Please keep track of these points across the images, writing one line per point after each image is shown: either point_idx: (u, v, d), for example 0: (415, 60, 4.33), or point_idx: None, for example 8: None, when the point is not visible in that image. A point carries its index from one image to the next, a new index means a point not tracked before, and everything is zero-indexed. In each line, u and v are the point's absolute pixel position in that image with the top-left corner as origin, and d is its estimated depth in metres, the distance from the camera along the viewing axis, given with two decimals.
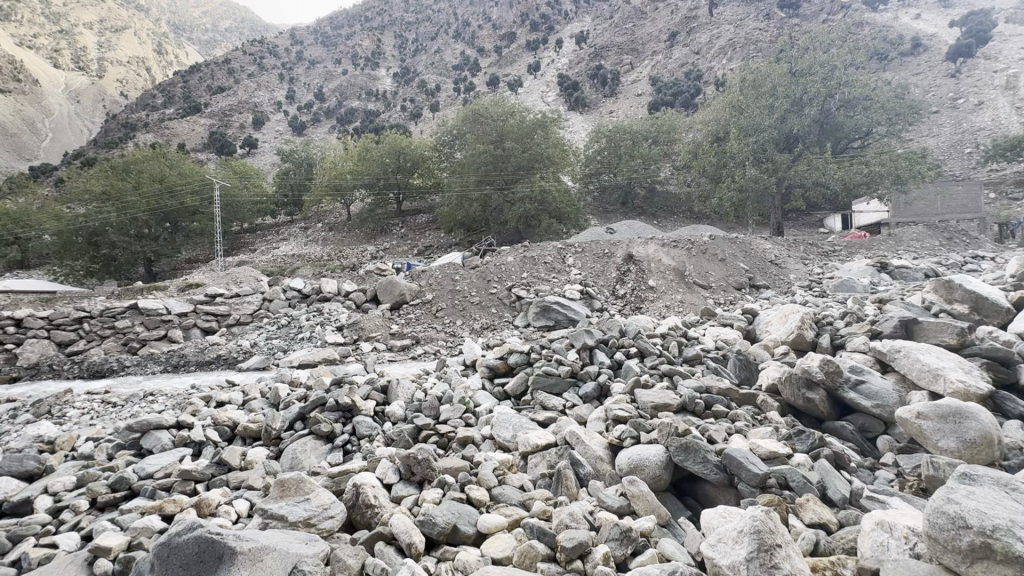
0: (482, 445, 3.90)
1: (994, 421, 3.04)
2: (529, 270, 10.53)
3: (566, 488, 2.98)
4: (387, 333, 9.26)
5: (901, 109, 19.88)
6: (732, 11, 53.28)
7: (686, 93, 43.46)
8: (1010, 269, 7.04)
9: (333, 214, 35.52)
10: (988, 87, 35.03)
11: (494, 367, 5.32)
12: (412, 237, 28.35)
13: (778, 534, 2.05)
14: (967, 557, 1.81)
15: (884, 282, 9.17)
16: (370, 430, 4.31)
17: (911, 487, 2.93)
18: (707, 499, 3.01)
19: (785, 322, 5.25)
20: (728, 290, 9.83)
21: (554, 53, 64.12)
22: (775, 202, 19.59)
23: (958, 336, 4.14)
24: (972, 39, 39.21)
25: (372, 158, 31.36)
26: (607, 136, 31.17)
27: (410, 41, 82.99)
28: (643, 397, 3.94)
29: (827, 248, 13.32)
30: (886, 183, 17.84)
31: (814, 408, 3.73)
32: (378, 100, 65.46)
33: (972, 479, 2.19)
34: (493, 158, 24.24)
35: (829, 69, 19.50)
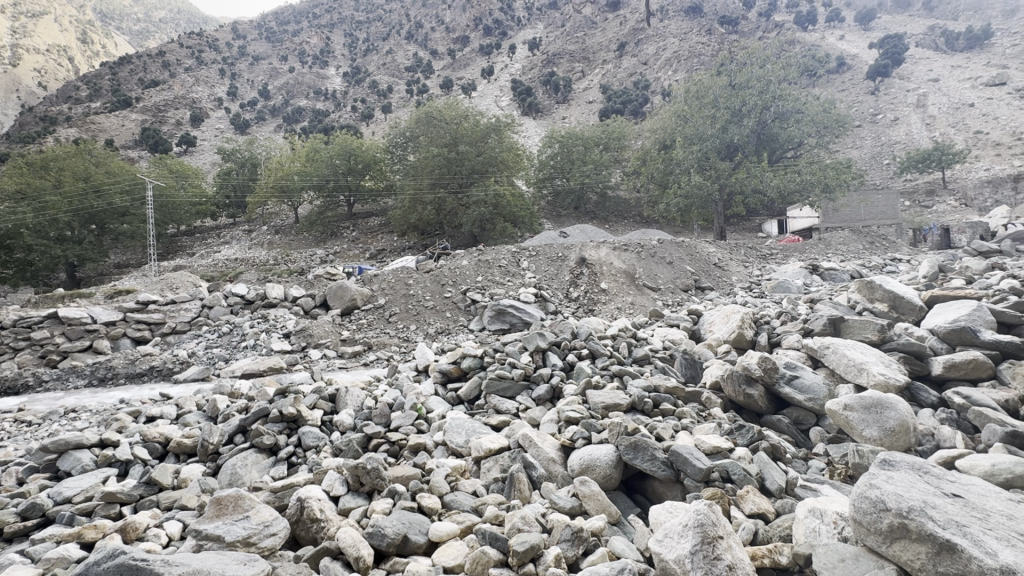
0: (434, 452, 3.85)
1: (909, 411, 3.31)
2: (483, 273, 10.51)
3: (518, 491, 2.98)
4: (337, 339, 8.94)
5: (828, 122, 21.43)
6: (676, 25, 55.77)
7: (634, 101, 44.83)
8: (920, 271, 7.74)
9: (280, 217, 34.12)
10: (902, 104, 38.38)
11: (447, 372, 5.27)
12: (364, 241, 27.69)
13: (720, 525, 2.12)
14: (886, 537, 1.95)
15: (815, 283, 9.82)
16: (317, 440, 4.15)
17: (840, 474, 3.13)
18: (656, 496, 3.09)
19: (727, 322, 5.50)
20: (676, 291, 10.21)
21: (507, 58, 64.60)
22: (718, 208, 20.47)
23: (878, 332, 4.47)
24: (888, 60, 42.82)
25: (322, 160, 30.40)
26: (560, 141, 31.79)
27: (361, 41, 81.23)
28: (595, 398, 4.01)
29: (765, 251, 14.10)
30: (816, 191, 19.16)
31: (753, 403, 3.93)
32: (328, 99, 63.61)
33: (891, 465, 2.37)
34: (447, 161, 24.18)
35: (765, 83, 20.54)
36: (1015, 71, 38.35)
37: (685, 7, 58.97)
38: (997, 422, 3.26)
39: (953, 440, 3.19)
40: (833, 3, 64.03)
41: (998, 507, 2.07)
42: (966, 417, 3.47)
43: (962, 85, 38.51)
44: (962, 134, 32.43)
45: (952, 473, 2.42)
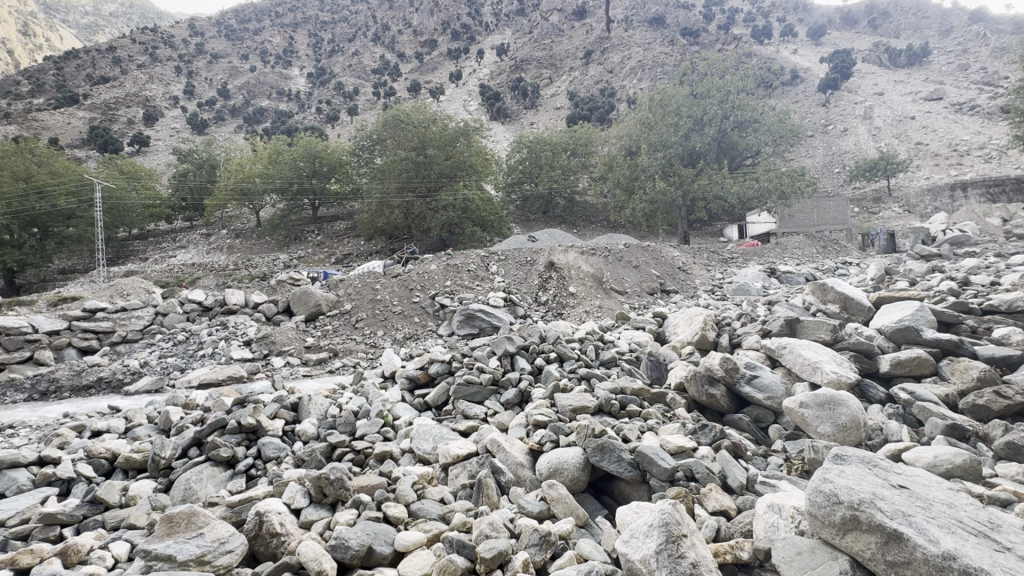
0: (401, 459, 3.78)
1: (859, 407, 3.48)
2: (452, 278, 10.44)
3: (486, 497, 2.95)
4: (301, 346, 8.69)
5: (783, 132, 22.37)
6: (640, 35, 57.31)
7: (601, 108, 45.51)
8: (868, 273, 8.16)
9: (240, 220, 32.99)
10: (851, 115, 40.52)
11: (414, 378, 5.19)
12: (329, 245, 27.10)
13: (684, 525, 2.15)
14: (839, 529, 2.03)
15: (773, 286, 10.21)
16: (278, 451, 4.00)
17: (796, 469, 3.24)
18: (623, 497, 3.12)
19: (690, 324, 5.65)
20: (643, 295, 10.41)
21: (474, 63, 64.74)
22: (682, 212, 21.02)
23: (831, 332, 4.67)
24: (838, 74, 45.19)
25: (285, 161, 29.80)
26: (528, 146, 32.02)
27: (326, 42, 79.68)
28: (562, 401, 4.03)
29: (726, 255, 14.55)
30: (773, 198, 19.94)
31: (715, 403, 4.05)
32: (291, 100, 62.06)
33: (843, 459, 2.47)
34: (415, 166, 23.89)
35: (725, 93, 21.25)
36: (951, 87, 41.05)
37: (648, 18, 60.63)
38: (938, 415, 3.45)
39: (899, 434, 3.36)
40: (786, 19, 67.09)
41: (940, 496, 2.19)
42: (912, 411, 3.65)
43: (904, 99, 41.00)
44: (904, 144, 34.45)
45: (897, 465, 2.55)
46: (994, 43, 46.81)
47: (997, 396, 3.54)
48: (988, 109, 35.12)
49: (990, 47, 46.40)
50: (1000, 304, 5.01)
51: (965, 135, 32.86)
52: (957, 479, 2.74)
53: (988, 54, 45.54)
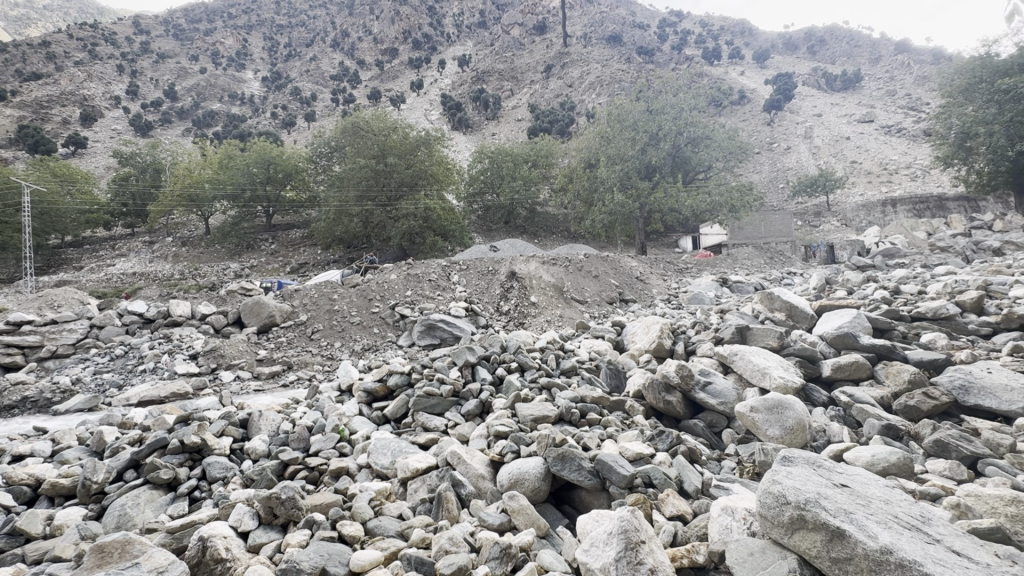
0: (358, 475, 3.67)
1: (804, 411, 3.64)
2: (412, 288, 10.30)
3: (446, 511, 2.90)
4: (253, 359, 8.31)
5: (733, 148, 23.38)
6: (598, 51, 59.12)
7: (561, 121, 46.17)
8: (811, 283, 8.67)
9: (187, 227, 31.44)
10: (793, 134, 43.20)
11: (372, 391, 5.06)
12: (284, 254, 26.18)
13: (641, 531, 2.19)
14: (788, 528, 2.10)
15: (725, 295, 10.65)
16: (224, 471, 3.79)
17: (747, 471, 3.36)
18: (583, 506, 3.13)
19: (648, 332, 5.79)
20: (602, 304, 10.60)
21: (436, 72, 64.77)
22: (639, 223, 21.65)
23: (778, 339, 4.91)
24: (781, 96, 48.14)
25: (237, 167, 28.78)
26: (490, 157, 32.24)
27: (282, 46, 77.76)
28: (523, 411, 4.02)
29: (681, 266, 15.03)
30: (723, 211, 20.80)
31: (672, 409, 4.14)
32: (244, 104, 60.06)
33: (790, 461, 2.58)
34: (375, 173, 23.49)
35: (678, 110, 22.07)
36: (881, 111, 44.47)
37: (606, 35, 62.71)
38: (874, 416, 3.66)
39: (841, 435, 3.55)
40: (734, 42, 70.88)
41: (878, 494, 2.32)
42: (851, 413, 3.86)
43: (840, 120, 44.06)
44: (841, 163, 36.97)
45: (840, 465, 2.68)
46: (916, 72, 51.19)
47: (925, 397, 3.79)
48: (912, 131, 38.31)
49: (913, 76, 50.70)
50: (926, 311, 5.43)
51: (894, 155, 35.62)
52: (892, 476, 2.91)
53: (911, 82, 49.72)
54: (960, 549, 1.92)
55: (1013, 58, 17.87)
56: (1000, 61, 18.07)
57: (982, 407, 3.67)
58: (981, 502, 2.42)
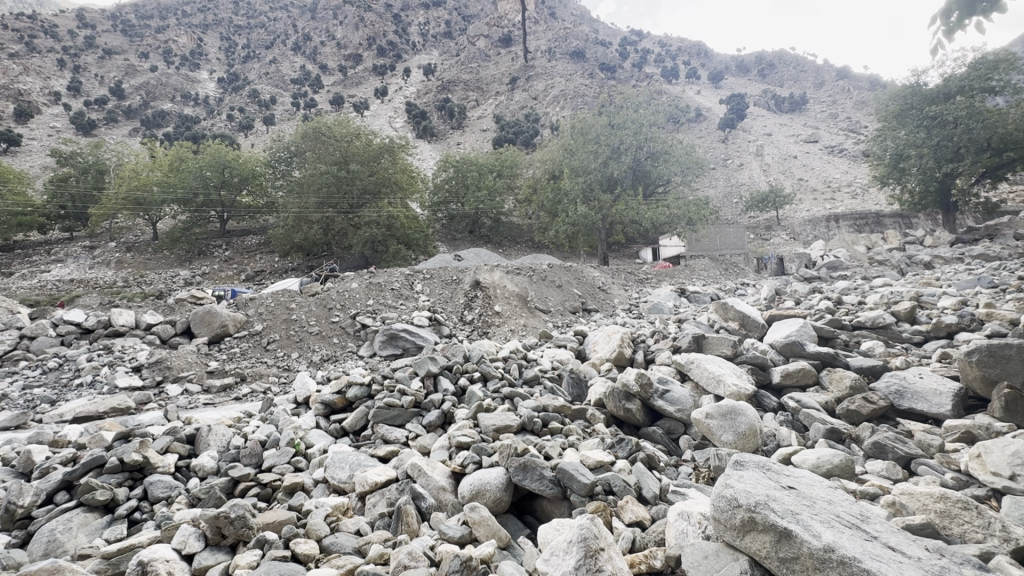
0: (313, 491, 3.56)
1: (755, 417, 3.78)
2: (375, 296, 10.13)
3: (405, 525, 2.84)
4: (203, 371, 7.91)
5: (689, 163, 24.24)
6: (562, 65, 60.44)
7: (525, 132, 46.67)
8: (762, 294, 9.11)
9: (132, 232, 29.81)
10: (746, 152, 45.38)
11: (330, 403, 4.92)
12: (239, 261, 25.19)
13: (601, 538, 2.21)
14: (739, 531, 2.17)
15: (683, 304, 11.02)
16: (168, 490, 3.59)
17: (703, 476, 3.46)
18: (544, 515, 3.14)
19: (608, 341, 5.90)
20: (565, 313, 10.71)
21: (401, 80, 64.41)
22: (602, 234, 22.05)
23: (732, 348, 5.11)
24: (734, 115, 50.55)
25: (189, 169, 27.57)
26: (455, 166, 32.28)
27: (240, 47, 75.44)
28: (486, 421, 4.00)
29: (642, 276, 15.42)
30: (682, 224, 21.42)
31: (632, 417, 4.23)
32: (198, 105, 57.86)
33: (742, 465, 2.68)
34: (336, 180, 22.95)
35: (638, 125, 22.72)
36: (825, 132, 47.40)
37: (569, 51, 64.25)
38: (819, 421, 3.86)
39: (789, 439, 3.71)
40: (691, 63, 73.99)
41: (822, 494, 2.44)
42: (798, 418, 4.05)
43: (788, 140, 46.64)
44: (789, 179, 39.07)
45: (786, 468, 2.81)
46: (855, 97, 54.88)
47: (866, 402, 4.02)
48: (852, 152, 41.01)
49: (852, 101, 54.36)
50: (866, 321, 5.78)
51: (837, 174, 37.96)
52: (836, 477, 3.07)
53: (851, 107, 53.26)
54: (895, 544, 2.04)
55: (939, 87, 19.14)
56: (928, 90, 19.32)
57: (916, 410, 3.94)
58: (914, 499, 2.57)
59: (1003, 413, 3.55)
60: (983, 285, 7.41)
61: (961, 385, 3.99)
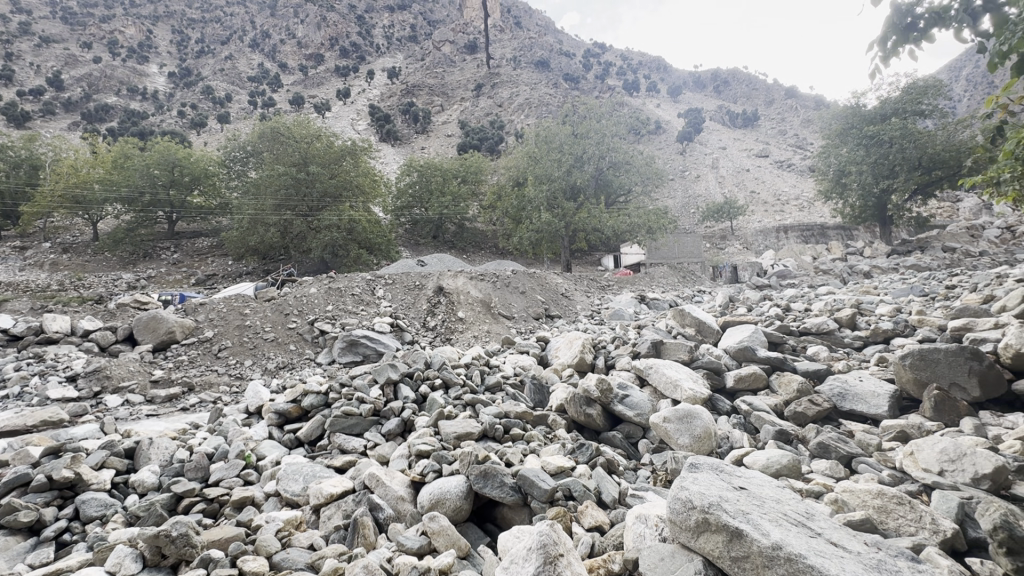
0: (264, 505, 3.41)
1: (709, 420, 3.90)
2: (334, 302, 9.87)
3: (362, 537, 2.75)
4: (146, 380, 7.46)
5: (650, 174, 24.92)
6: (527, 74, 61.20)
7: (490, 139, 46.81)
8: (717, 301, 9.47)
9: (70, 231, 27.94)
10: (702, 164, 47.20)
11: (285, 412, 4.74)
12: (188, 265, 24.01)
13: (560, 544, 2.22)
14: (694, 532, 2.22)
15: (643, 310, 11.29)
16: (102, 508, 3.35)
17: (661, 479, 3.54)
18: (505, 522, 3.12)
19: (570, 347, 5.96)
20: (529, 319, 10.74)
21: (364, 83, 63.40)
22: (565, 242, 22.24)
23: (689, 353, 5.26)
24: (692, 128, 52.53)
25: (135, 167, 26.12)
26: (419, 170, 32.00)
27: (193, 41, 72.27)
28: (447, 428, 3.95)
29: (603, 283, 15.69)
30: (642, 233, 21.95)
31: (592, 422, 4.28)
32: (146, 100, 55.07)
33: (697, 467, 2.75)
34: (295, 183, 22.28)
35: (601, 135, 23.19)
36: (775, 148, 49.92)
37: (534, 60, 65.15)
38: (769, 422, 4.02)
39: (741, 441, 3.84)
40: (651, 77, 76.38)
41: (771, 494, 2.54)
42: (750, 420, 4.21)
43: (742, 154, 48.84)
44: (742, 192, 40.89)
45: (739, 470, 2.89)
46: (802, 116, 58.14)
47: (811, 404, 4.22)
48: (800, 168, 43.36)
49: (800, 119, 57.55)
50: (812, 327, 6.09)
51: (786, 188, 40.00)
52: (784, 477, 3.20)
53: (799, 124, 56.35)
54: (838, 540, 2.14)
55: (876, 109, 20.39)
56: (867, 111, 20.60)
57: (856, 411, 4.17)
58: (856, 497, 2.72)
59: (933, 413, 3.80)
60: (915, 293, 7.97)
61: (896, 387, 4.25)
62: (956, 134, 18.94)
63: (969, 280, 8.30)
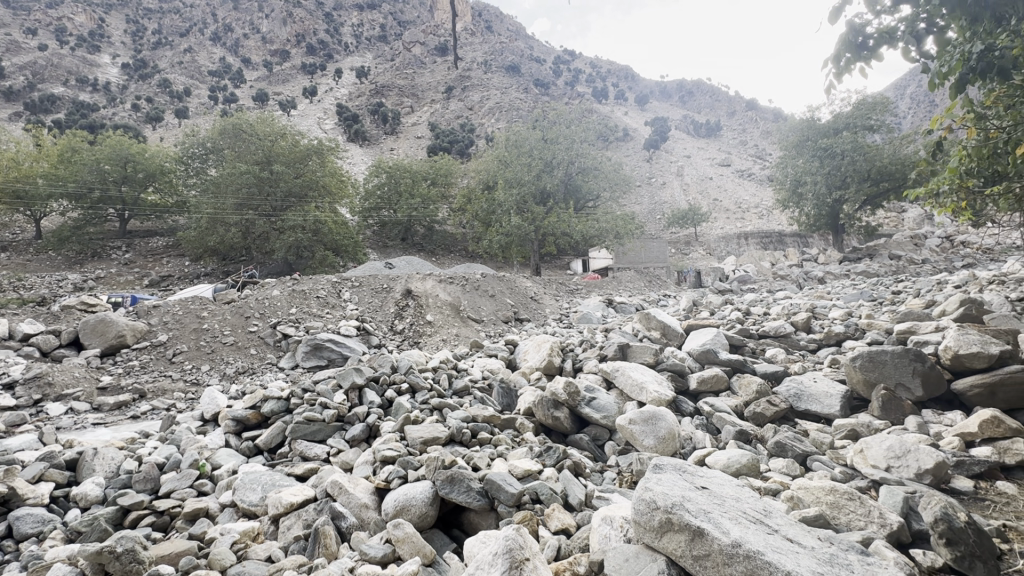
0: (219, 517, 3.27)
1: (673, 422, 3.98)
2: (298, 305, 9.60)
3: (323, 548, 2.66)
4: (93, 387, 7.04)
5: (617, 180, 25.37)
6: (498, 78, 61.38)
7: (461, 142, 46.69)
8: (682, 305, 9.71)
9: (10, 228, 26.19)
10: (668, 171, 48.46)
11: (243, 419, 4.56)
12: (142, 265, 22.87)
13: (526, 547, 2.21)
14: (658, 532, 2.25)
15: (610, 314, 11.46)
16: (39, 526, 3.13)
17: (627, 480, 3.58)
18: (471, 528, 3.09)
19: (538, 350, 5.98)
20: (498, 322, 10.71)
21: (331, 81, 62.12)
22: (534, 246, 22.29)
23: (654, 355, 5.37)
24: (658, 136, 53.87)
25: (83, 162, 24.74)
26: (387, 172, 31.60)
27: (149, 32, 69.18)
28: (412, 433, 3.88)
29: (572, 287, 15.84)
30: (610, 237, 22.33)
31: (560, 425, 4.31)
32: (97, 91, 52.35)
33: (661, 468, 2.79)
34: (258, 181, 21.53)
35: (570, 141, 23.43)
36: (737, 158, 51.74)
37: (505, 65, 65.43)
38: (730, 422, 4.13)
39: (703, 442, 3.93)
40: (619, 86, 77.95)
41: (731, 492, 2.61)
42: (712, 421, 4.31)
43: (705, 162, 50.39)
44: (705, 199, 42.20)
45: (701, 469, 2.95)
46: (762, 127, 60.57)
47: (769, 404, 4.37)
48: (759, 177, 45.07)
49: (759, 130, 59.90)
50: (770, 330, 6.31)
51: (746, 197, 41.50)
52: (744, 475, 3.30)
53: (759, 135, 58.62)
54: (794, 536, 2.21)
55: (830, 123, 21.45)
56: (821, 125, 21.63)
57: (811, 411, 4.34)
58: (810, 494, 2.84)
59: (880, 412, 4.00)
60: (865, 298, 8.39)
61: (848, 386, 4.45)
62: (902, 148, 20.14)
63: (913, 285, 8.81)
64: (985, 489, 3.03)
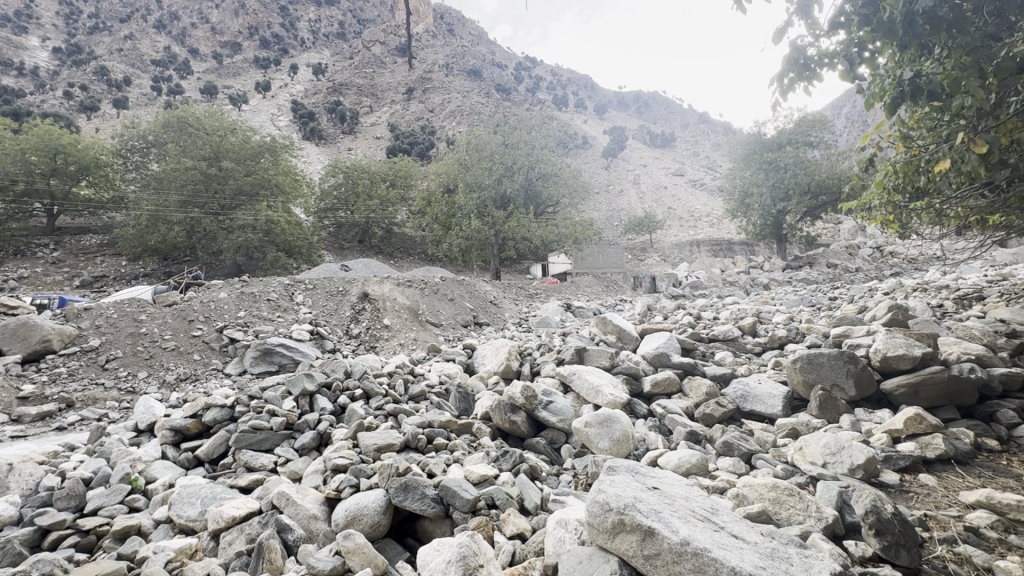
0: (152, 534, 3.07)
1: (627, 424, 4.05)
2: (246, 307, 9.19)
3: (268, 563, 2.53)
4: (12, 397, 6.45)
5: (576, 186, 25.85)
6: (460, 81, 61.29)
7: (421, 144, 46.18)
8: (637, 309, 9.96)
9: None
10: (625, 180, 49.78)
11: (182, 428, 4.30)
12: (73, 264, 21.24)
13: (480, 554, 2.19)
14: (611, 533, 2.28)
15: (568, 318, 11.60)
16: None
17: (582, 482, 3.61)
18: (425, 536, 3.03)
19: (496, 354, 5.96)
20: (457, 326, 10.61)
21: (286, 77, 60.15)
22: (495, 250, 22.15)
23: (610, 359, 5.47)
24: (616, 145, 55.24)
25: (5, 152, 22.79)
26: (344, 172, 30.89)
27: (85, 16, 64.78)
28: (366, 441, 3.78)
29: (532, 291, 15.93)
30: (568, 243, 22.60)
31: (517, 428, 4.30)
32: (23, 77, 48.43)
33: (614, 470, 2.84)
34: (204, 178, 20.41)
35: (530, 147, 23.65)
36: (690, 168, 53.83)
37: (466, 69, 65.37)
38: (681, 423, 4.25)
39: (656, 442, 4.03)
40: (578, 94, 79.58)
41: (680, 493, 2.67)
42: (664, 422, 4.43)
43: (660, 172, 52.10)
44: (660, 207, 43.61)
45: (653, 470, 3.02)
46: (713, 140, 63.35)
47: (718, 405, 4.53)
48: (710, 187, 47.02)
49: (711, 143, 62.58)
50: (719, 335, 6.56)
51: (698, 206, 43.17)
52: (693, 475, 3.40)
53: (710, 147, 61.20)
54: (738, 533, 2.30)
55: (773, 138, 22.71)
56: (767, 139, 22.84)
57: (756, 411, 4.54)
58: (754, 491, 2.95)
59: (818, 411, 4.23)
60: (805, 304, 8.89)
61: (789, 388, 4.69)
62: (838, 163, 21.52)
63: (847, 292, 9.41)
64: (910, 482, 3.26)
